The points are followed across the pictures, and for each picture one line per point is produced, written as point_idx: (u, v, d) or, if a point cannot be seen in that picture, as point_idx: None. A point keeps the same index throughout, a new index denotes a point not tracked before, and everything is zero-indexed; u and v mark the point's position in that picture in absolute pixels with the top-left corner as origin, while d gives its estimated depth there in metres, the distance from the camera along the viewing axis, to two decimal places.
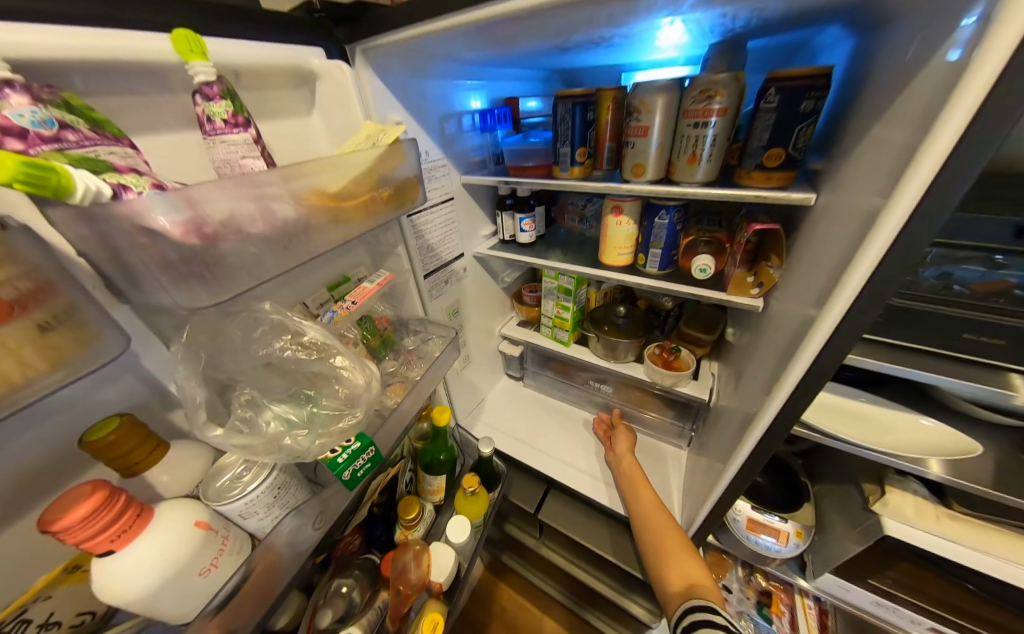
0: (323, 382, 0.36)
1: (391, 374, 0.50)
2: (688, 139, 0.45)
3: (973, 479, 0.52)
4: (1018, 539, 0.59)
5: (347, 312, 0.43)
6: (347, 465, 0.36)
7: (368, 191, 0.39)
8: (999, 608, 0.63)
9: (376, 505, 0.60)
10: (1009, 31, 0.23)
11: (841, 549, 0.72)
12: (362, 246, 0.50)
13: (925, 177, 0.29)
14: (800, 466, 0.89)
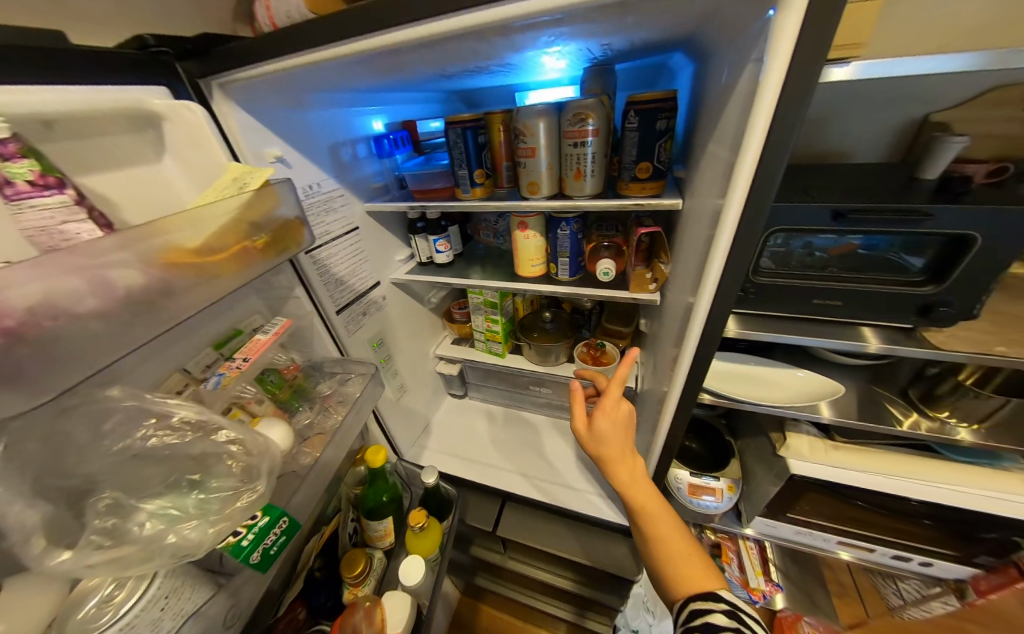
0: (213, 460, 0.32)
1: (308, 426, 0.47)
2: (572, 158, 0.48)
3: (840, 415, 0.63)
4: (879, 454, 0.73)
5: (238, 372, 0.38)
6: (254, 546, 0.35)
7: (241, 241, 0.36)
8: (877, 513, 0.77)
9: (318, 568, 0.55)
10: (778, 63, 0.28)
11: (763, 492, 0.83)
12: (254, 293, 0.47)
13: (745, 182, 0.34)
14: (723, 426, 1.00)
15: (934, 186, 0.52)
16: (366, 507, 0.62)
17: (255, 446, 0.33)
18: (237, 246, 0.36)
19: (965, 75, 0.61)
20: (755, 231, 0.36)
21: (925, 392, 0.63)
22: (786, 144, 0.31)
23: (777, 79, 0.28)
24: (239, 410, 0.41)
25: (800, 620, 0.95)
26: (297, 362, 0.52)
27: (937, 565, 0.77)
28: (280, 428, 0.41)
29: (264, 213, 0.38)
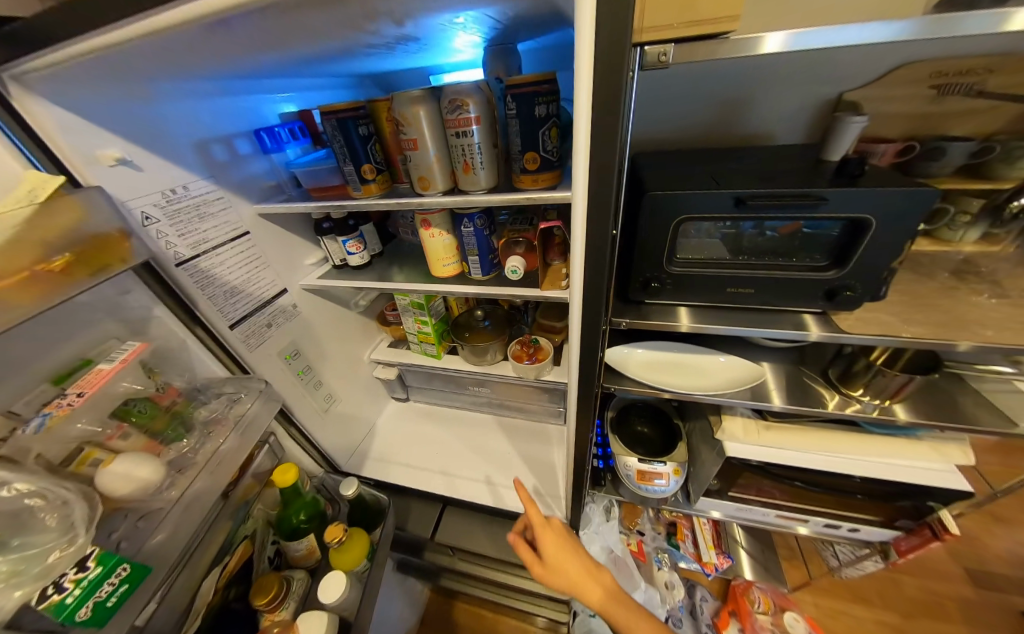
0: (25, 516, 0.29)
1: (184, 457, 0.42)
2: (458, 148, 0.44)
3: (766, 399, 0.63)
4: (809, 429, 0.72)
5: (69, 410, 0.33)
6: (86, 598, 0.30)
7: (25, 267, 0.29)
8: (808, 492, 0.79)
9: (233, 599, 0.52)
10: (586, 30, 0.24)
11: (709, 472, 0.80)
12: (106, 317, 0.41)
13: (583, 171, 0.31)
14: (672, 408, 0.96)
15: (836, 168, 0.51)
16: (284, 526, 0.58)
17: (58, 496, 0.31)
18: (24, 270, 0.29)
19: (866, 52, 0.60)
20: (607, 210, 0.33)
21: (844, 374, 0.63)
22: (613, 132, 0.29)
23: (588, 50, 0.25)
24: (93, 449, 0.35)
25: (752, 585, 0.99)
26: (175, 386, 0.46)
27: (863, 529, 0.81)
28: (149, 466, 0.37)
29: (61, 232, 0.32)
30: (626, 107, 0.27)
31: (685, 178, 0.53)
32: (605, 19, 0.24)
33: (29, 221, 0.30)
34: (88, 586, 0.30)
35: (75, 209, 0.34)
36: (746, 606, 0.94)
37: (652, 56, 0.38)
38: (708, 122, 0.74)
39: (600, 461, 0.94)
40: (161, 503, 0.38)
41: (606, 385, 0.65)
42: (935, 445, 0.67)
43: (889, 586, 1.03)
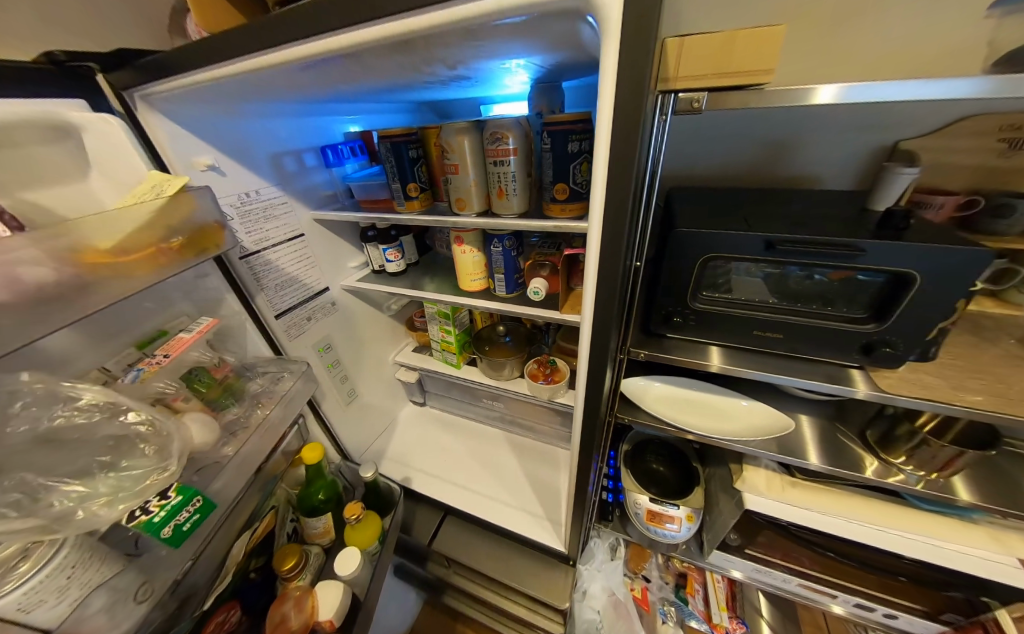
0: (127, 444, 0.34)
1: (235, 423, 0.46)
2: (495, 175, 0.48)
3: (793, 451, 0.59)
4: (842, 493, 0.65)
5: (156, 368, 0.40)
6: (168, 521, 0.34)
7: (153, 244, 0.35)
8: (839, 565, 0.71)
9: (252, 569, 0.54)
10: (607, 89, 0.27)
11: (724, 524, 0.74)
12: (185, 298, 0.47)
13: (600, 207, 0.33)
14: (693, 451, 0.88)
15: (881, 218, 0.50)
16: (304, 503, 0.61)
17: (161, 426, 0.35)
18: (151, 247, 0.35)
19: (923, 104, 0.59)
20: (618, 242, 0.33)
21: (881, 438, 0.57)
22: (628, 175, 0.30)
23: (608, 104, 0.28)
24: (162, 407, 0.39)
25: None
26: (232, 362, 0.52)
27: (902, 617, 0.71)
28: (204, 424, 0.41)
29: (178, 220, 0.39)
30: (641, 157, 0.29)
31: (717, 217, 0.53)
32: (624, 71, 0.26)
33: (160, 211, 0.37)
34: (170, 512, 0.34)
35: (188, 203, 0.40)
36: None
37: (686, 101, 0.41)
38: (747, 163, 0.74)
39: (610, 494, 0.89)
40: (218, 457, 0.42)
41: (620, 415, 0.64)
42: (994, 533, 0.58)
43: None
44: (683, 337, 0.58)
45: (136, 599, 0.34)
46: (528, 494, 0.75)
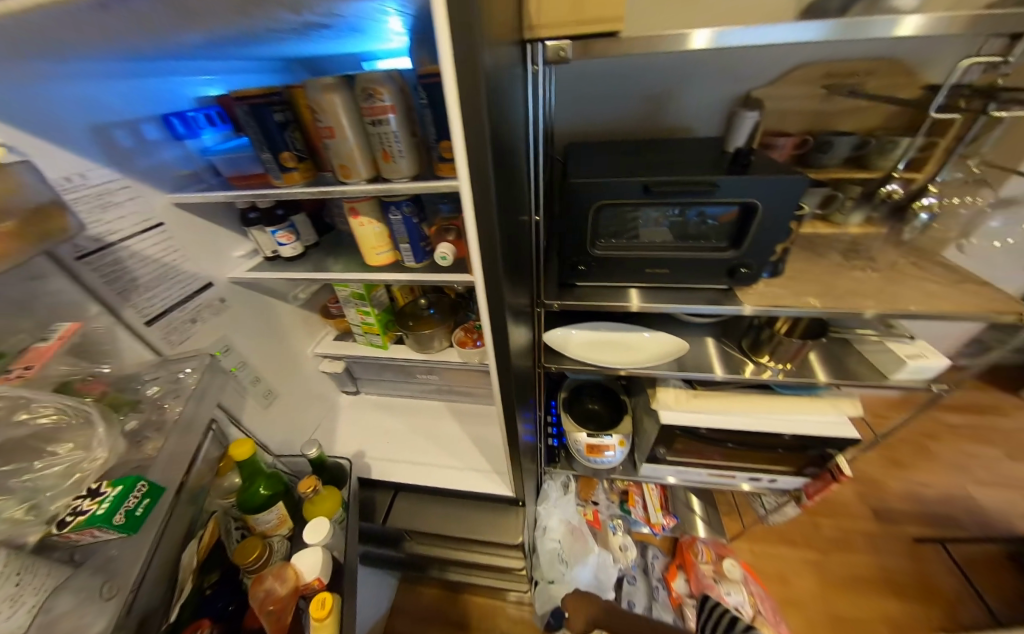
0: (28, 448, 0.30)
1: (138, 432, 0.40)
2: (376, 137, 0.45)
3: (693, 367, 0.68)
4: (733, 393, 0.77)
5: (25, 378, 0.33)
6: (117, 509, 0.30)
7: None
8: (740, 454, 0.84)
9: (208, 587, 0.50)
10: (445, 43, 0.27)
11: (648, 439, 0.86)
12: (23, 317, 0.38)
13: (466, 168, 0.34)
14: (621, 385, 0.98)
15: (734, 156, 0.57)
16: (250, 503, 0.57)
17: (80, 414, 0.32)
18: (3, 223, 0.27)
19: (762, 53, 0.67)
20: (487, 206, 0.33)
21: (752, 345, 0.69)
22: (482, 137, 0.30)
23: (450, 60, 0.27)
24: None
25: (697, 540, 1.07)
26: (116, 372, 0.44)
27: (779, 480, 0.90)
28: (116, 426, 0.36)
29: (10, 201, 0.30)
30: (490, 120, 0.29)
31: (606, 167, 0.57)
32: (455, 24, 0.25)
33: None
34: (115, 503, 0.30)
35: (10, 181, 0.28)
36: (692, 561, 1.02)
37: (554, 51, 0.42)
38: (634, 116, 0.78)
39: (555, 439, 0.97)
40: (141, 458, 0.38)
41: (547, 365, 0.70)
42: (834, 400, 0.75)
43: (810, 527, 1.17)
44: (591, 284, 0.62)
45: (104, 597, 0.31)
46: (475, 456, 0.78)
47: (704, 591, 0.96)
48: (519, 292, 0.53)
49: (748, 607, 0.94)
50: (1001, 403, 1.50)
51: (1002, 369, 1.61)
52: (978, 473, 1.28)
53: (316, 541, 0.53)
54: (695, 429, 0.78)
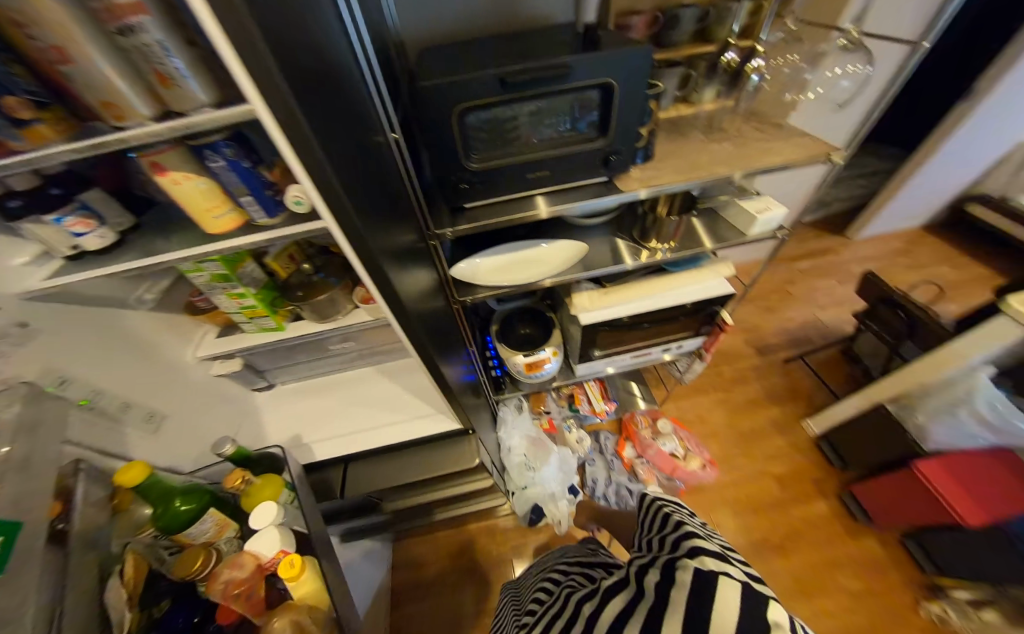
0: None
1: None
2: (136, 50, 0.30)
3: (597, 265, 0.73)
4: (636, 283, 0.86)
5: None
6: None
7: None
8: (651, 331, 0.96)
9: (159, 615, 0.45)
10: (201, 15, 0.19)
11: (575, 343, 0.96)
12: None
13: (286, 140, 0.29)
14: (546, 305, 1.04)
15: (585, 35, 0.55)
16: (172, 521, 0.51)
17: None
18: None
19: None
20: (300, 136, 0.27)
21: (641, 234, 0.74)
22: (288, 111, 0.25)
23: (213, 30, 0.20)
24: None
25: (636, 414, 1.28)
26: None
27: (684, 344, 1.05)
28: None
29: None
30: (288, 95, 0.24)
31: (458, 65, 0.51)
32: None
33: None
34: None
35: None
36: (635, 432, 1.23)
37: None
38: (487, 5, 0.70)
39: (497, 368, 1.03)
40: None
41: (462, 299, 0.70)
42: (713, 269, 0.86)
43: (714, 376, 1.46)
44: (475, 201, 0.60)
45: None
46: (422, 402, 0.81)
47: (646, 449, 1.19)
48: (400, 229, 0.51)
49: (678, 448, 1.20)
50: (832, 245, 1.91)
51: (831, 218, 2.02)
52: (820, 301, 1.67)
53: (266, 523, 0.50)
54: (612, 322, 0.86)
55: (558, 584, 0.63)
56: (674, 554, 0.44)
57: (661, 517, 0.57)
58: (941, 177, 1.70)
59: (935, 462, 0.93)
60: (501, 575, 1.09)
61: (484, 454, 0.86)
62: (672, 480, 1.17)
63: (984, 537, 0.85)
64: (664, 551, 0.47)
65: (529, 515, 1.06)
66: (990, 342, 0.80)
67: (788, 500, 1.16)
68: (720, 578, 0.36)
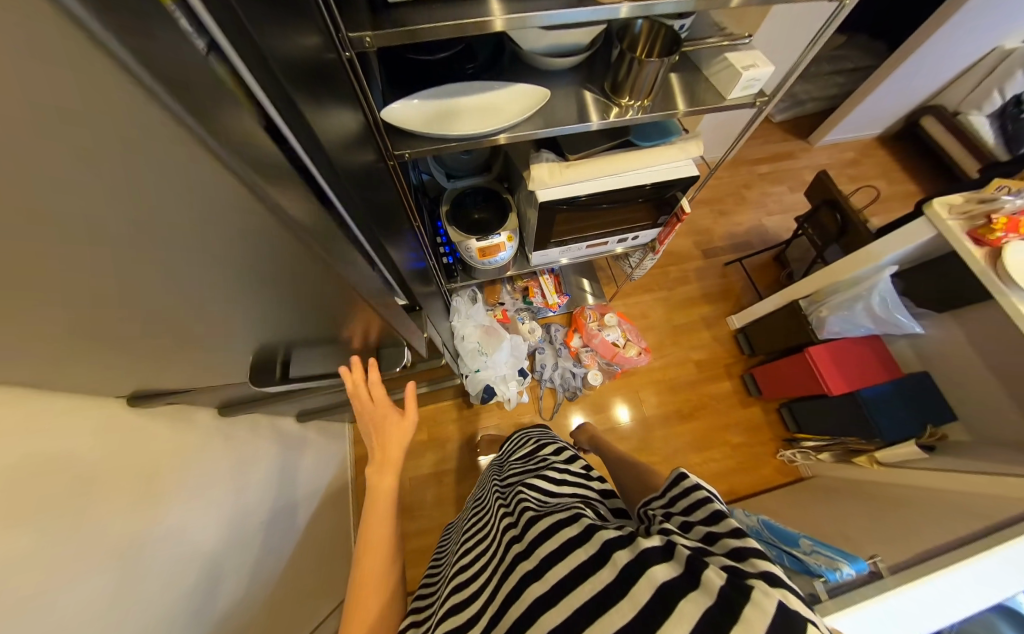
0: None
1: None
2: None
3: (561, 121, 0.62)
4: (601, 158, 0.77)
5: None
6: None
7: None
8: (609, 216, 0.92)
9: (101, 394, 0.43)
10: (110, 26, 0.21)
11: (531, 227, 0.91)
12: None
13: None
14: (503, 186, 0.94)
15: None
16: None
17: None
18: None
19: None
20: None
21: (613, 85, 0.62)
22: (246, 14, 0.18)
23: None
24: None
25: (586, 308, 1.34)
26: None
27: (641, 235, 1.05)
28: None
29: None
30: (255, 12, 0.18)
31: None
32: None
33: None
34: None
35: None
36: (583, 324, 1.30)
37: None
38: None
39: (448, 255, 0.97)
40: None
41: (398, 153, 0.57)
42: (683, 146, 0.80)
43: (661, 274, 1.53)
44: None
45: None
46: None
47: (591, 338, 1.28)
48: (306, 31, 0.36)
49: (621, 337, 1.30)
50: (794, 149, 1.89)
51: (802, 120, 1.94)
52: (770, 207, 1.72)
53: None
54: (577, 200, 0.80)
55: (562, 494, 0.54)
56: (737, 560, 0.34)
57: (669, 490, 0.49)
58: (913, 81, 1.65)
59: (822, 347, 1.09)
60: (453, 441, 1.23)
61: (435, 334, 0.85)
62: (610, 364, 1.31)
63: (840, 401, 1.06)
64: (711, 543, 0.38)
65: (482, 395, 1.14)
66: (903, 243, 0.87)
67: (704, 379, 1.37)
68: (809, 624, 0.27)
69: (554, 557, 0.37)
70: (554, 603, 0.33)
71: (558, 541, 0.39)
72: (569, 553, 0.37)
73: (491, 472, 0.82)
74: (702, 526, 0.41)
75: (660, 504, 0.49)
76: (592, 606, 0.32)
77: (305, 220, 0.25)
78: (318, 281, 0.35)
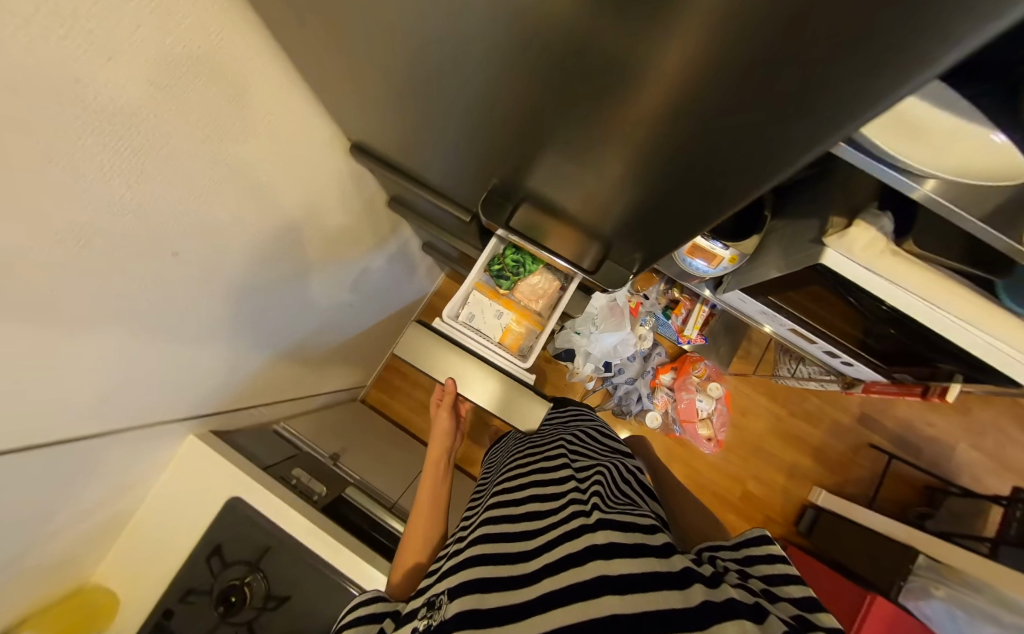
0: None
1: None
2: None
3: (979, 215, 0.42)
4: (939, 277, 0.56)
5: None
6: None
7: None
8: (852, 326, 0.73)
9: (397, 90, 0.42)
10: None
11: (761, 273, 0.76)
12: None
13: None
14: (772, 198, 0.75)
15: None
16: None
17: None
18: None
19: None
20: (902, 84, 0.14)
21: None
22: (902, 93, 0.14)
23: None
24: None
25: (702, 361, 1.21)
26: None
27: (855, 365, 0.83)
28: None
29: None
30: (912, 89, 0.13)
31: None
32: (881, 31, 0.11)
33: None
34: None
35: None
36: (688, 372, 1.20)
37: None
38: None
39: None
40: None
41: None
42: None
43: (799, 396, 1.29)
44: None
45: None
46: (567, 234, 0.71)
47: (683, 389, 1.20)
48: None
49: (707, 410, 1.20)
50: None
51: None
52: (985, 441, 1.28)
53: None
54: (854, 291, 0.62)
55: (637, 508, 0.51)
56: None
57: (749, 547, 0.43)
58: None
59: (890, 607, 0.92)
60: None
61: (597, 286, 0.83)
62: (674, 422, 1.23)
63: None
64: (776, 609, 0.34)
65: (560, 352, 1.15)
66: None
67: (738, 508, 1.26)
68: None
69: (627, 549, 0.38)
70: (621, 592, 0.33)
71: (636, 539, 0.40)
72: (643, 556, 0.37)
73: (560, 416, 0.83)
74: (792, 604, 0.35)
75: (734, 560, 0.43)
76: (668, 616, 0.31)
77: (744, 94, 0.19)
78: (693, 147, 0.28)
